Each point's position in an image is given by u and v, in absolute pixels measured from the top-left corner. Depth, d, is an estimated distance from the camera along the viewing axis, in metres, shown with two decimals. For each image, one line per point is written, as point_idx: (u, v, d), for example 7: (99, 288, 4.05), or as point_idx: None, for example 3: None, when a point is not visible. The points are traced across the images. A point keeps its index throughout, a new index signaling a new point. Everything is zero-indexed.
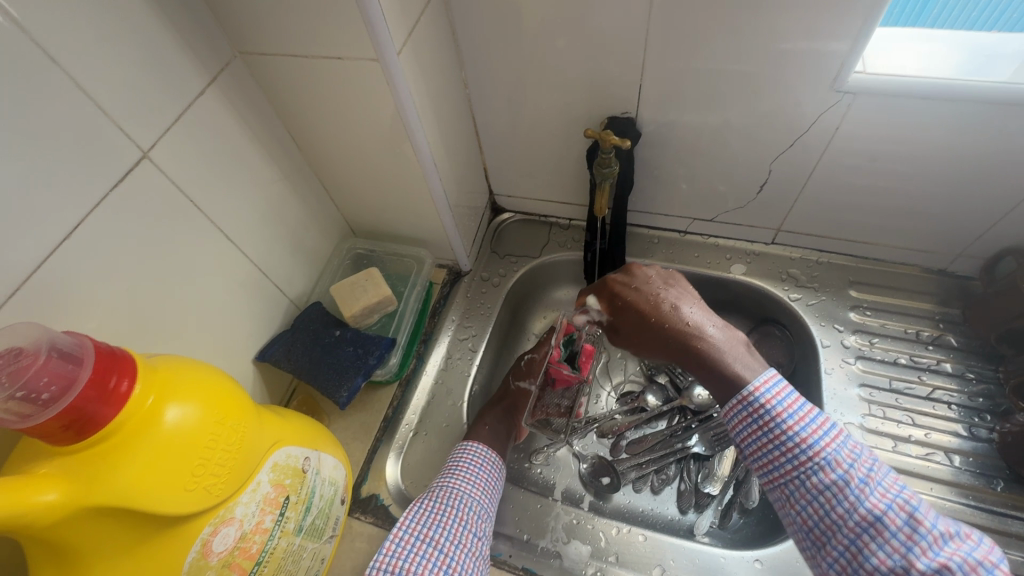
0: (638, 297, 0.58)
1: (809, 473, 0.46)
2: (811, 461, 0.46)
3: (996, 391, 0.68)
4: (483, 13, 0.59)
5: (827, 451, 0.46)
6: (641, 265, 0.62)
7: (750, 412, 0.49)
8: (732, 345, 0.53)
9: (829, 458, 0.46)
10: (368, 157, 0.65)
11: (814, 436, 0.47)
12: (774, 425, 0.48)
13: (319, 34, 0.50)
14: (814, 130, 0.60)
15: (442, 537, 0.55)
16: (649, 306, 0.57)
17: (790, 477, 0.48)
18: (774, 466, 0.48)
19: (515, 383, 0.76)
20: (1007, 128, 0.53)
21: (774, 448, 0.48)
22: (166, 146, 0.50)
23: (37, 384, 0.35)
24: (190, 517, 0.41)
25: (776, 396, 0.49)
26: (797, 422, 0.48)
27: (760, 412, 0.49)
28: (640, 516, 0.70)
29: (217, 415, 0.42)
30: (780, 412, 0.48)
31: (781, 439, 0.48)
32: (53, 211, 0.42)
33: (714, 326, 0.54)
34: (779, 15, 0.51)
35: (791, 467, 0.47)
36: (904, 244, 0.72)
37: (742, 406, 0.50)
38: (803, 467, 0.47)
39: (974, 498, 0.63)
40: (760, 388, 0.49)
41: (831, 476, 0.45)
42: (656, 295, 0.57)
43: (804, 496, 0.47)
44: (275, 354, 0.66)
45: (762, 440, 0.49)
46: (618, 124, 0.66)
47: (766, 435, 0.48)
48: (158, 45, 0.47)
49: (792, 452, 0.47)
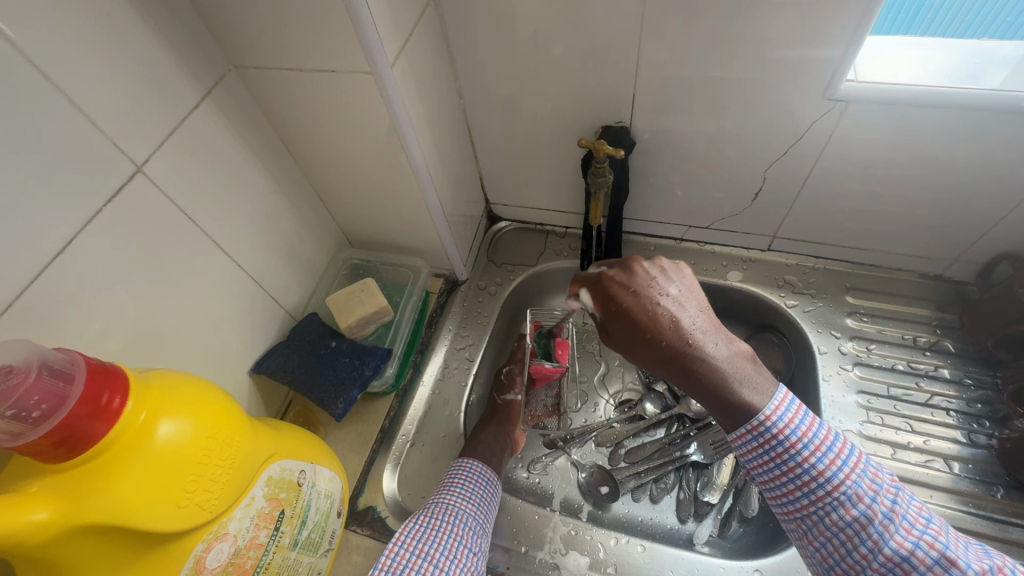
0: (636, 303, 0.54)
1: (829, 509, 0.46)
2: (830, 496, 0.46)
3: (995, 397, 0.68)
4: (477, 24, 0.60)
5: (846, 485, 0.46)
6: (641, 260, 0.57)
7: (761, 443, 0.48)
8: (736, 363, 0.50)
9: (849, 493, 0.45)
10: (364, 168, 0.65)
11: (833, 468, 0.46)
12: (789, 458, 0.48)
13: (313, 47, 0.50)
14: (807, 137, 0.61)
15: (438, 553, 0.55)
16: (647, 314, 0.53)
17: (806, 512, 0.48)
18: (790, 499, 0.48)
19: (501, 398, 0.76)
20: (1001, 134, 0.53)
21: (790, 483, 0.48)
22: (162, 160, 0.50)
23: (29, 402, 0.35)
24: (184, 533, 0.41)
25: (789, 423, 0.48)
26: (814, 451, 0.47)
27: (772, 443, 0.48)
28: (639, 525, 0.70)
29: (210, 430, 0.42)
30: (794, 442, 0.47)
31: (796, 472, 0.48)
32: (48, 225, 0.42)
33: (718, 339, 0.51)
34: (770, 25, 0.51)
35: (809, 501, 0.47)
36: (900, 250, 0.72)
37: (751, 436, 0.49)
38: (822, 502, 0.47)
39: (974, 505, 0.62)
40: (773, 415, 0.48)
41: (853, 511, 0.45)
42: (653, 301, 0.54)
43: (823, 533, 0.47)
44: (271, 365, 0.66)
45: (775, 472, 0.49)
46: (613, 133, 0.66)
47: (780, 469, 0.48)
48: (153, 60, 0.48)
49: (809, 487, 0.47)
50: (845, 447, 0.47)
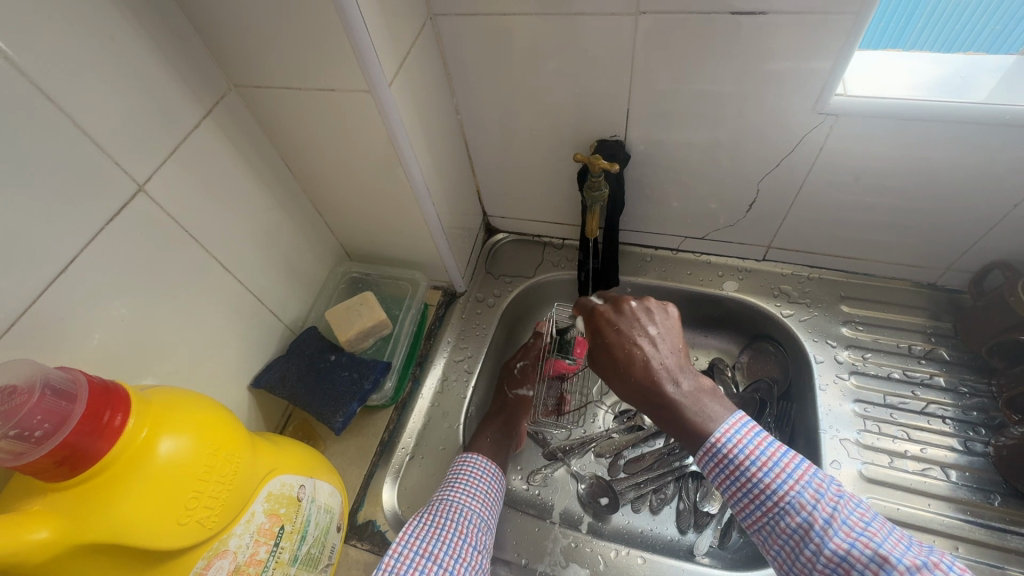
0: (613, 339, 0.56)
1: (778, 518, 0.47)
2: (778, 506, 0.47)
3: (990, 404, 0.68)
4: (473, 41, 0.61)
5: (790, 494, 0.47)
6: (628, 300, 0.58)
7: (716, 463, 0.50)
8: (697, 402, 0.51)
9: (793, 502, 0.47)
10: (362, 184, 0.66)
11: (778, 480, 0.48)
12: (740, 474, 0.49)
13: (314, 68, 0.51)
14: (800, 148, 0.61)
15: (441, 551, 0.55)
16: (623, 349, 0.55)
17: (762, 523, 0.49)
18: (748, 512, 0.50)
19: (512, 392, 0.77)
20: (991, 146, 0.54)
21: (744, 497, 0.49)
22: (163, 178, 0.51)
23: (31, 421, 0.35)
24: (184, 550, 0.41)
25: (738, 443, 0.49)
26: (760, 467, 0.48)
27: (725, 461, 0.49)
28: (639, 537, 0.69)
29: (209, 447, 0.42)
30: (742, 459, 0.49)
31: (748, 486, 0.49)
32: (52, 244, 0.43)
33: (685, 377, 0.52)
34: (761, 39, 0.52)
35: (762, 512, 0.49)
36: (893, 259, 0.73)
37: (708, 457, 0.50)
38: (772, 512, 0.48)
39: (971, 513, 0.63)
40: (723, 437, 0.50)
41: (797, 518, 0.46)
42: (633, 338, 0.55)
43: (777, 541, 0.48)
44: (271, 380, 0.66)
45: (731, 487, 0.50)
46: (607, 147, 0.67)
47: (733, 484, 0.50)
48: (155, 81, 0.48)
49: (759, 499, 0.48)
50: (792, 460, 0.48)
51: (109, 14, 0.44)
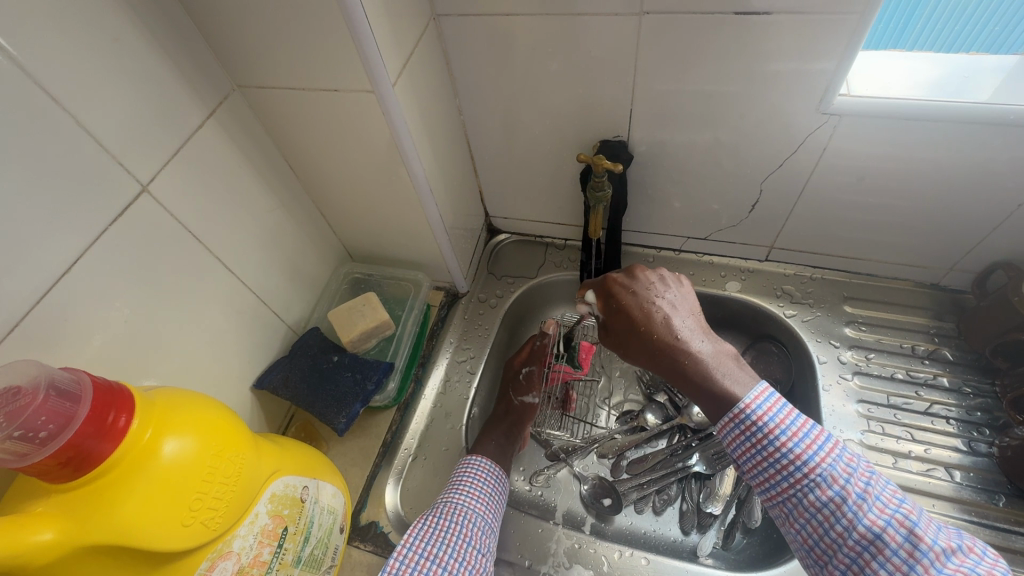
0: (633, 302, 0.57)
1: (806, 491, 0.47)
2: (807, 478, 0.47)
3: (993, 405, 0.68)
4: (477, 42, 0.61)
5: (822, 467, 0.46)
6: (643, 267, 0.61)
7: (742, 430, 0.49)
8: (720, 360, 0.52)
9: (825, 474, 0.46)
10: (365, 184, 0.66)
11: (809, 452, 0.47)
12: (768, 444, 0.48)
13: (317, 69, 0.51)
14: (803, 149, 0.61)
15: (446, 554, 0.54)
16: (644, 310, 0.56)
17: (787, 495, 0.48)
18: (771, 484, 0.49)
19: (517, 398, 0.77)
20: (995, 146, 0.54)
21: (770, 467, 0.48)
22: (166, 179, 0.51)
23: (35, 422, 0.35)
24: (187, 552, 0.40)
25: (767, 412, 0.49)
26: (791, 437, 0.47)
27: (752, 429, 0.49)
28: (643, 538, 0.69)
29: (213, 448, 0.42)
30: (772, 428, 0.48)
31: (775, 456, 0.48)
32: (55, 245, 0.43)
33: (706, 337, 0.54)
34: (764, 39, 0.52)
35: (788, 484, 0.48)
36: (896, 260, 0.73)
37: (734, 424, 0.49)
38: (800, 484, 0.47)
39: (976, 514, 0.62)
40: (752, 404, 0.49)
41: (829, 492, 0.46)
42: (651, 301, 0.57)
43: (803, 515, 0.47)
44: (273, 381, 0.66)
45: (757, 457, 0.49)
46: (610, 148, 0.67)
47: (760, 454, 0.48)
48: (158, 81, 0.48)
49: (788, 470, 0.47)
50: (822, 432, 0.47)
51: (114, 15, 0.44)
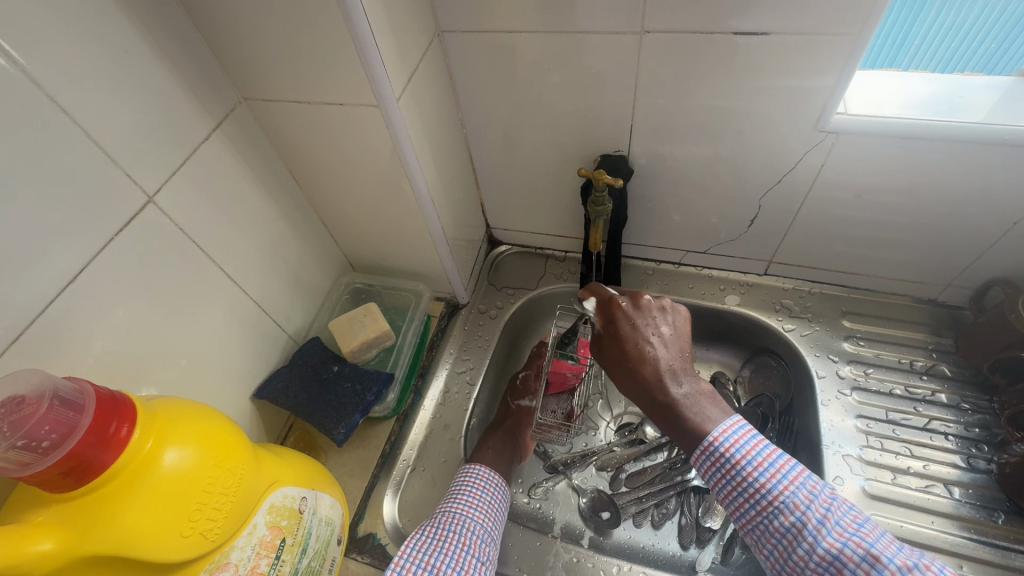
0: (628, 332, 0.56)
1: (772, 517, 0.47)
2: (772, 505, 0.47)
3: (992, 422, 0.68)
4: (480, 57, 0.62)
5: (785, 494, 0.47)
6: (647, 294, 0.59)
7: (712, 462, 0.50)
8: (697, 403, 0.52)
9: (788, 502, 0.47)
10: (367, 196, 0.67)
11: (772, 480, 0.48)
12: (735, 473, 0.49)
13: (323, 83, 0.52)
14: (801, 166, 0.62)
15: (443, 563, 0.54)
16: (637, 342, 0.55)
17: (756, 522, 0.49)
18: (742, 512, 0.50)
19: (513, 403, 0.78)
20: (991, 164, 0.55)
21: (739, 495, 0.49)
22: (172, 190, 0.51)
23: (39, 432, 0.35)
24: (186, 563, 0.40)
25: (735, 443, 0.50)
26: (757, 467, 0.49)
27: (721, 461, 0.50)
28: (641, 552, 0.69)
29: (214, 458, 0.42)
30: (739, 458, 0.49)
31: (743, 486, 0.49)
32: (64, 255, 0.44)
33: (689, 377, 0.53)
34: (762, 57, 0.53)
35: (756, 512, 0.49)
36: (893, 275, 0.74)
37: (704, 456, 0.50)
38: (766, 511, 0.48)
39: (975, 531, 0.62)
40: (720, 436, 0.50)
41: (792, 518, 0.46)
42: (644, 334, 0.55)
43: (771, 540, 0.48)
44: (273, 390, 0.66)
45: (727, 487, 0.50)
46: (611, 162, 0.68)
47: (729, 483, 0.50)
48: (167, 95, 0.49)
49: (754, 498, 0.48)
50: (788, 461, 0.49)
51: (125, 30, 0.45)
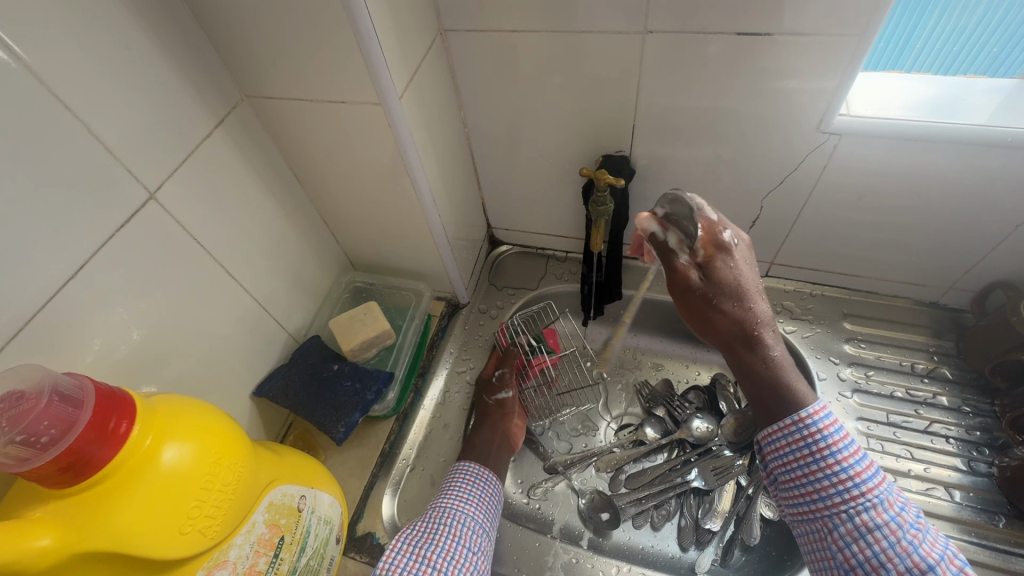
0: (732, 275, 0.48)
1: (860, 509, 0.45)
2: (863, 496, 0.45)
3: (993, 425, 0.68)
4: (482, 57, 0.62)
5: (879, 490, 0.46)
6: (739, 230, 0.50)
7: (810, 436, 0.48)
8: (789, 363, 0.50)
9: (881, 498, 0.45)
10: (368, 195, 0.67)
11: (867, 473, 0.46)
12: (829, 455, 0.47)
13: (326, 81, 0.52)
14: (802, 167, 0.62)
15: (435, 553, 0.53)
16: (742, 289, 0.48)
17: (835, 510, 0.46)
18: (821, 497, 0.47)
19: (491, 398, 0.74)
20: (993, 166, 0.55)
21: (826, 479, 0.47)
22: (173, 187, 0.51)
23: (38, 427, 0.35)
24: (184, 560, 0.40)
25: (836, 426, 0.48)
26: (852, 455, 0.47)
27: (817, 438, 0.48)
28: (640, 553, 0.69)
29: (213, 455, 0.42)
30: (836, 441, 0.47)
31: (833, 470, 0.47)
32: (64, 251, 0.43)
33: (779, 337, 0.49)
34: (765, 58, 0.53)
35: (841, 500, 0.46)
36: (894, 278, 0.73)
37: (800, 427, 0.48)
38: (853, 501, 0.46)
39: (976, 535, 0.62)
40: (819, 412, 0.48)
41: (883, 516, 0.45)
42: (749, 279, 0.48)
43: (849, 534, 0.45)
44: (273, 389, 0.66)
45: (813, 467, 0.48)
46: (613, 162, 0.68)
47: (819, 463, 0.47)
48: (169, 91, 0.49)
49: (844, 485, 0.46)
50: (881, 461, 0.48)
51: (128, 26, 0.45)
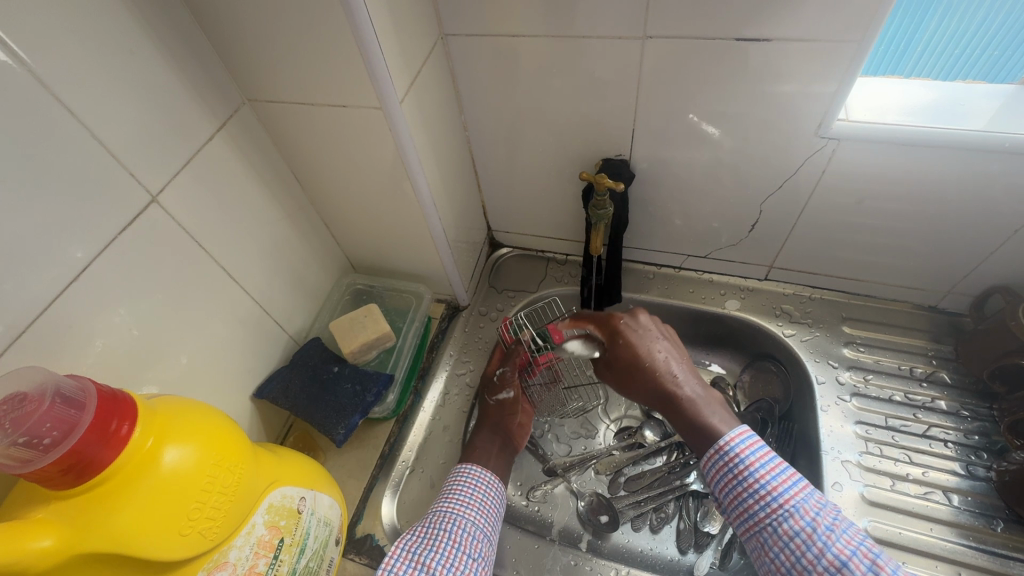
0: (631, 344, 0.63)
1: (781, 520, 0.50)
2: (781, 508, 0.51)
3: (992, 429, 0.68)
4: (482, 60, 0.62)
5: (795, 499, 0.50)
6: (644, 311, 0.66)
7: (726, 461, 0.55)
8: (708, 403, 0.59)
9: (798, 506, 0.50)
10: (369, 198, 0.67)
11: (784, 485, 0.52)
12: (747, 475, 0.53)
13: (327, 85, 0.53)
14: (801, 172, 0.63)
15: (434, 561, 0.53)
16: (641, 354, 0.62)
17: (763, 525, 0.51)
18: (749, 514, 0.53)
19: (493, 399, 0.73)
20: (992, 171, 0.55)
21: (749, 497, 0.53)
22: (175, 190, 0.52)
23: (41, 429, 0.35)
24: (184, 562, 0.41)
25: (749, 447, 0.54)
26: (769, 472, 0.53)
27: (734, 461, 0.54)
28: (639, 556, 0.69)
29: (213, 457, 0.43)
30: (752, 462, 0.54)
31: (754, 488, 0.53)
32: (66, 253, 0.44)
33: (691, 381, 0.60)
34: (764, 63, 0.53)
35: (764, 514, 0.52)
36: (893, 282, 0.74)
37: (718, 455, 0.55)
38: (775, 514, 0.51)
39: (975, 539, 0.62)
40: (733, 440, 0.55)
41: (800, 522, 0.49)
42: (651, 343, 0.63)
43: (777, 543, 0.50)
44: (273, 391, 0.66)
45: (737, 488, 0.54)
46: (612, 165, 0.68)
47: (741, 484, 0.53)
48: (171, 94, 0.50)
49: (764, 500, 0.52)
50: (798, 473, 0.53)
51: (131, 30, 0.45)
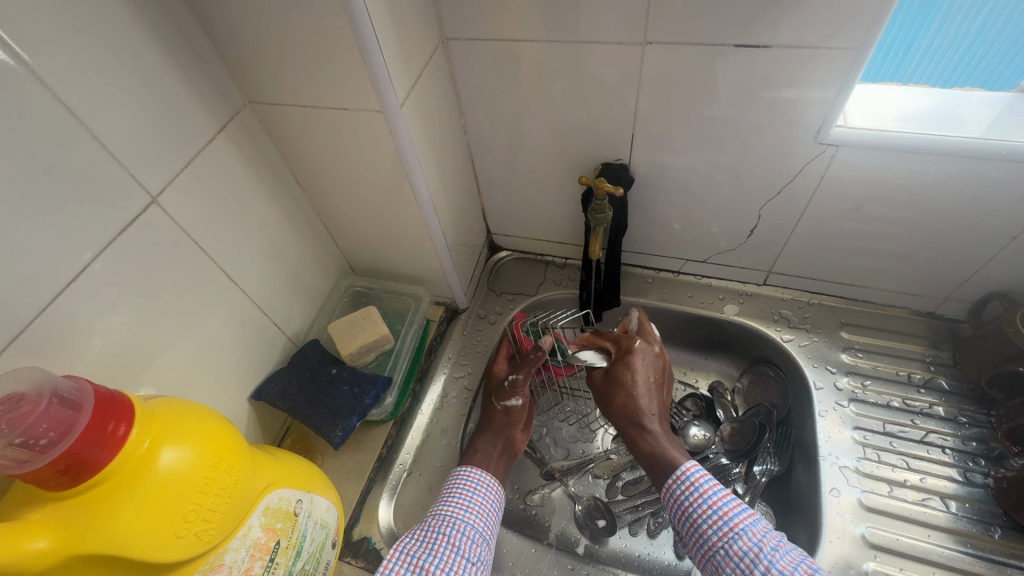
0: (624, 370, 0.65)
1: (731, 542, 0.52)
2: (732, 531, 0.52)
3: (990, 435, 0.68)
4: (483, 64, 0.63)
5: (744, 523, 0.52)
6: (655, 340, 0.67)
7: (682, 489, 0.56)
8: (666, 440, 0.60)
9: (746, 529, 0.52)
10: (369, 201, 0.67)
11: (735, 510, 0.53)
12: (702, 501, 0.54)
13: (328, 88, 0.53)
14: (801, 177, 0.63)
15: (433, 565, 0.53)
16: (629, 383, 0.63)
17: (716, 548, 0.52)
18: (704, 539, 0.54)
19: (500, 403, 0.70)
20: (991, 176, 0.55)
21: (703, 523, 0.54)
22: (175, 191, 0.52)
23: (37, 429, 0.35)
24: (180, 563, 0.40)
25: (702, 474, 0.56)
26: (721, 497, 0.54)
27: (690, 488, 0.55)
28: (637, 560, 0.68)
29: (210, 459, 0.42)
30: (706, 488, 0.55)
31: (708, 513, 0.54)
32: (65, 253, 0.44)
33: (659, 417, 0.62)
34: (764, 68, 0.54)
35: (717, 537, 0.53)
36: (892, 287, 0.74)
37: (676, 484, 0.57)
38: (727, 536, 0.52)
39: (972, 546, 0.62)
40: (690, 467, 0.57)
41: (748, 543, 0.51)
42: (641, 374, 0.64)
43: (729, 565, 0.51)
44: (271, 392, 0.66)
45: (693, 515, 0.54)
46: (612, 169, 0.68)
47: (696, 510, 0.54)
48: (173, 96, 0.50)
49: (717, 523, 0.53)
50: None
51: (133, 32, 0.45)
